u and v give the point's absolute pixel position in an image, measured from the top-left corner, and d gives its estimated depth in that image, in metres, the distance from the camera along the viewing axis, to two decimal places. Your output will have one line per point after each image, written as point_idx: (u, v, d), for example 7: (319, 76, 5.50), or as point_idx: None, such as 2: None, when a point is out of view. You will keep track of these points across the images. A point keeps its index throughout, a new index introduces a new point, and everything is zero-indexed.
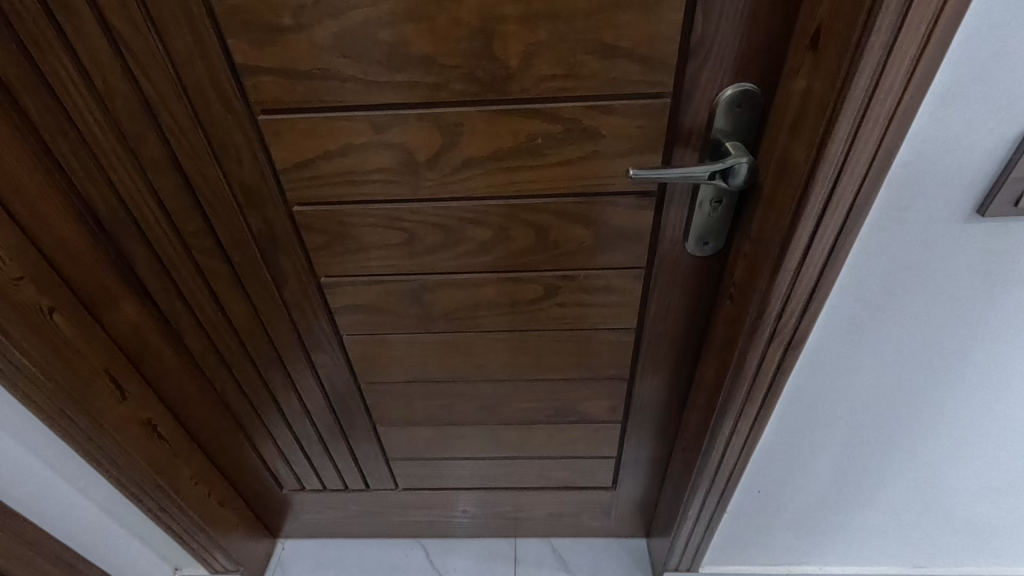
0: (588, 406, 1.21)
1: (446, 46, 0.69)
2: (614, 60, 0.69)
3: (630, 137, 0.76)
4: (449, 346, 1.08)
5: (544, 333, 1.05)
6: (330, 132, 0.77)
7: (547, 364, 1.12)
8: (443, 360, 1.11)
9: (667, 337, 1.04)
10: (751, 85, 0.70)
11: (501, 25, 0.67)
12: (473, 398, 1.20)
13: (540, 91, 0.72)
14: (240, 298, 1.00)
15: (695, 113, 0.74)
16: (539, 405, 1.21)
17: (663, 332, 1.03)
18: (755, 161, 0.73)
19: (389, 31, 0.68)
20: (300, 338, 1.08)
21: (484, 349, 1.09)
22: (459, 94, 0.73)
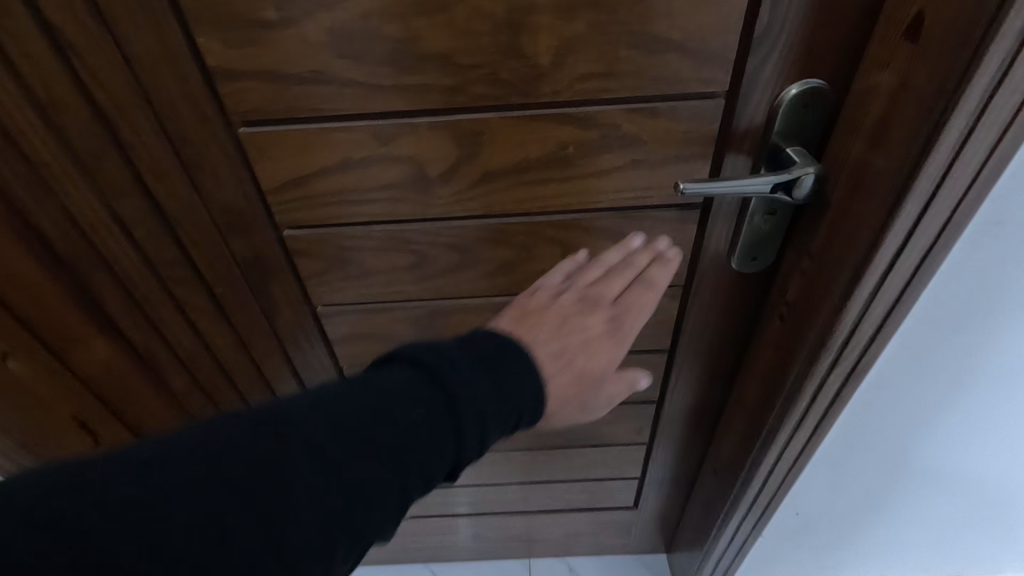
0: (610, 427, 1.12)
1: (464, 42, 0.57)
2: (664, 55, 0.59)
3: (677, 144, 0.66)
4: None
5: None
6: (325, 146, 0.65)
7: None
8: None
9: (703, 353, 0.95)
10: (819, 82, 0.60)
11: (532, 15, 0.56)
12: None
13: (575, 93, 0.61)
14: (226, 330, 0.88)
15: (751, 117, 0.63)
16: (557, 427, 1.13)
17: (698, 348, 0.94)
18: (823, 171, 0.63)
19: (395, 25, 0.56)
20: (295, 370, 0.97)
21: None
22: (479, 98, 0.61)
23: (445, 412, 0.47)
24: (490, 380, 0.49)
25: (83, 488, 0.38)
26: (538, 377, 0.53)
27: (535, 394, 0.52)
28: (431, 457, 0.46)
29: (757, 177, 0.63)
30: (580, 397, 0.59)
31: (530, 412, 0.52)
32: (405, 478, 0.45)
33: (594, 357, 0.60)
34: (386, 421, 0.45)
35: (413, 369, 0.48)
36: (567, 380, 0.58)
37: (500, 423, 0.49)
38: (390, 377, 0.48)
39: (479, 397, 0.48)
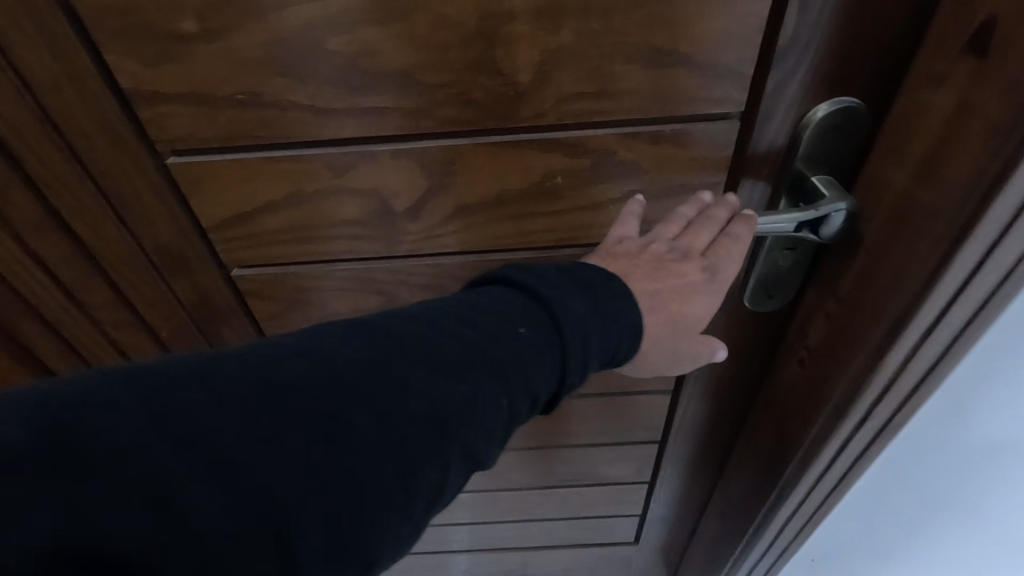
0: (608, 466, 1.03)
1: (428, 57, 0.47)
2: (668, 71, 0.49)
3: (682, 173, 0.56)
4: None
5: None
6: (270, 177, 0.56)
7: (560, 424, 0.95)
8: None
9: (710, 389, 0.85)
10: (852, 100, 0.50)
11: (509, 24, 0.46)
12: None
13: (562, 115, 0.52)
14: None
15: (771, 141, 0.54)
16: (550, 465, 1.04)
17: (705, 383, 0.85)
18: (854, 204, 0.53)
19: (343, 37, 0.46)
20: None
21: None
22: (448, 122, 0.52)
23: (550, 337, 0.42)
24: (594, 311, 0.45)
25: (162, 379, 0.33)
26: (639, 308, 0.47)
27: (635, 322, 0.47)
28: (531, 384, 0.41)
29: (778, 214, 0.54)
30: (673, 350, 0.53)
31: (626, 346, 0.47)
32: (506, 404, 0.40)
33: (692, 304, 0.52)
34: (492, 337, 0.40)
35: (516, 296, 0.44)
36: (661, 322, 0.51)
37: (601, 352, 0.45)
38: (487, 303, 0.43)
39: (584, 324, 0.43)
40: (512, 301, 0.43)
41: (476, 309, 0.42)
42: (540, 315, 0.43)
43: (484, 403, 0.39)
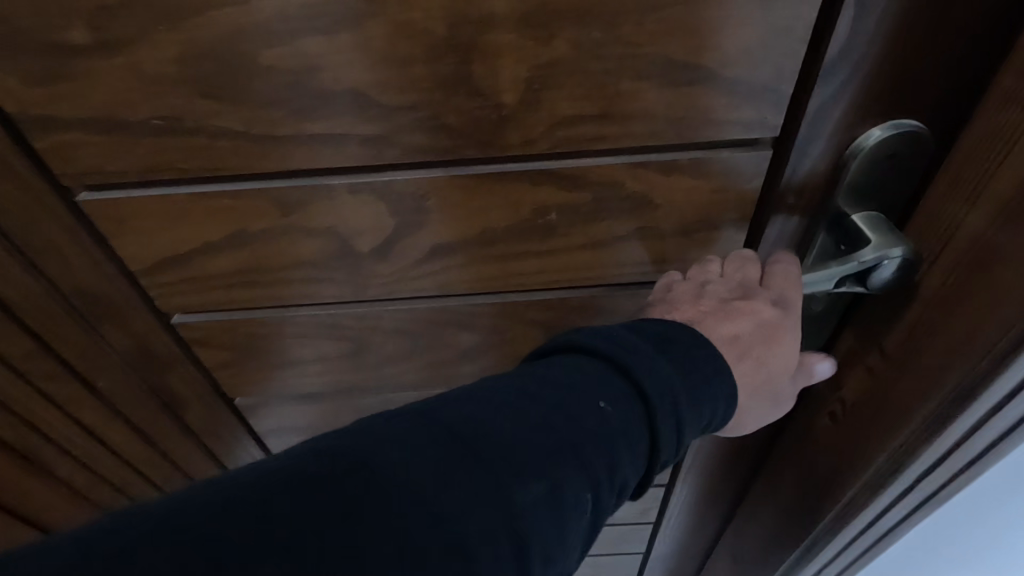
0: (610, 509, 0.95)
1: (388, 74, 0.38)
2: (688, 89, 0.39)
3: (702, 208, 0.47)
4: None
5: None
6: (205, 215, 0.46)
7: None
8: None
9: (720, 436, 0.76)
10: (914, 123, 0.41)
11: (489, 33, 0.36)
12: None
13: (557, 143, 0.42)
14: (95, 464, 0.61)
15: (809, 173, 0.44)
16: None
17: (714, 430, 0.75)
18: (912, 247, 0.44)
19: (280, 50, 0.36)
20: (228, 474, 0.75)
21: None
22: (417, 151, 0.42)
23: (636, 424, 0.37)
24: (682, 385, 0.39)
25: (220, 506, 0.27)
26: (734, 381, 0.42)
27: (730, 392, 0.42)
28: (618, 482, 0.36)
29: (818, 270, 0.45)
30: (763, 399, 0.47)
31: (716, 419, 0.42)
32: (591, 510, 0.35)
33: (779, 345, 0.45)
34: (575, 416, 0.35)
35: (598, 375, 0.37)
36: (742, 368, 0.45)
37: (692, 429, 0.40)
38: (568, 385, 0.36)
39: (673, 405, 0.38)
40: (595, 381, 0.37)
41: (556, 393, 0.36)
42: (624, 399, 0.37)
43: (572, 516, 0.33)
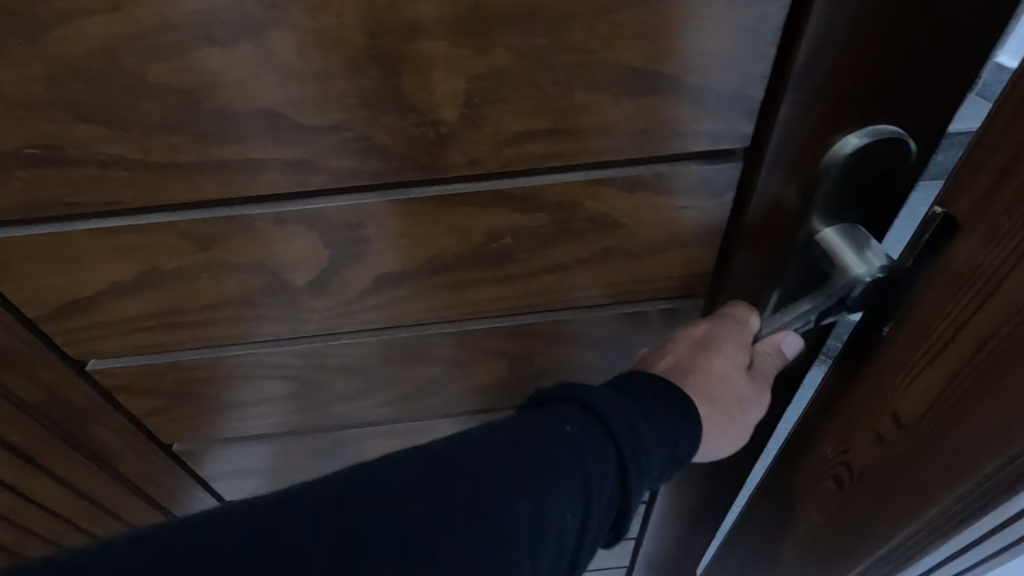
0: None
1: (303, 90, 0.33)
2: (648, 99, 0.35)
3: (670, 226, 0.43)
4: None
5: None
6: (109, 254, 0.40)
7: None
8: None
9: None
10: (896, 128, 0.36)
11: (417, 41, 0.31)
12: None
13: (506, 162, 0.38)
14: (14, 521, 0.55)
15: (783, 185, 0.40)
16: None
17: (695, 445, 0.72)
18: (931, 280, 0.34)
19: (170, 66, 0.31)
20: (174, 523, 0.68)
21: None
22: (346, 176, 0.37)
23: (606, 456, 0.36)
24: (650, 415, 0.38)
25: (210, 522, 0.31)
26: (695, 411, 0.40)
27: (690, 424, 0.40)
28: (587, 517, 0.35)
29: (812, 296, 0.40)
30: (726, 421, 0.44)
31: (688, 450, 0.40)
32: (557, 547, 0.34)
33: (721, 356, 0.42)
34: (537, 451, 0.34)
35: (566, 408, 0.37)
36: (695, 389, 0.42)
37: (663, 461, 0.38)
38: (533, 424, 0.36)
39: (641, 438, 0.37)
40: (561, 415, 0.36)
41: (520, 436, 0.35)
42: (594, 431, 0.36)
43: (533, 557, 0.33)
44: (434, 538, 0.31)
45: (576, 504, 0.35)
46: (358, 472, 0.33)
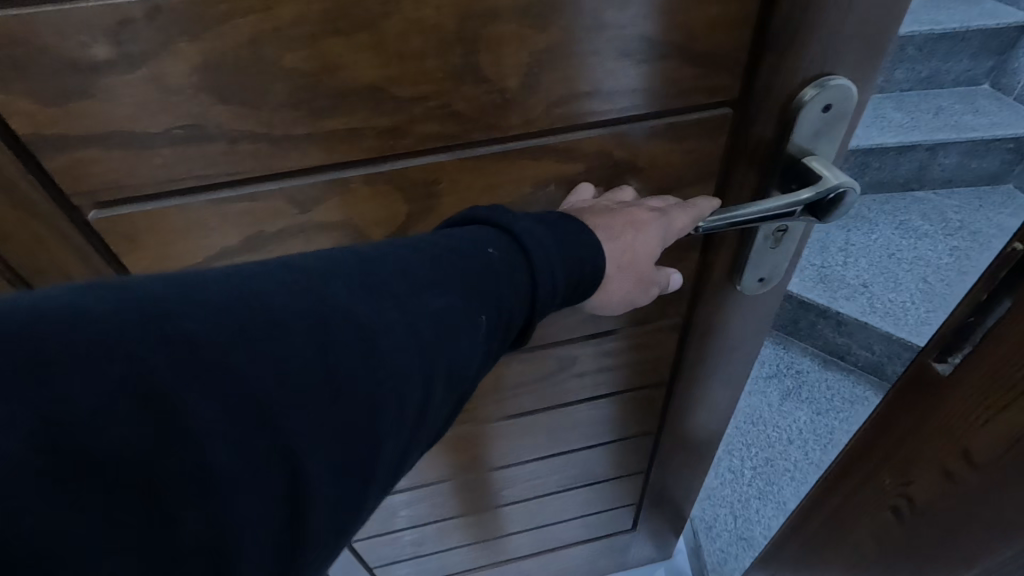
0: (599, 468, 1.02)
1: (401, 68, 0.41)
2: (662, 62, 0.45)
3: (678, 167, 0.54)
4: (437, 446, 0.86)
5: (526, 413, 0.85)
6: (221, 221, 0.47)
7: (545, 439, 0.91)
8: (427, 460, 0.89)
9: (690, 379, 0.83)
10: (840, 78, 0.49)
11: (491, 24, 0.41)
12: (475, 489, 0.98)
13: (554, 120, 0.47)
14: None
15: (762, 126, 0.52)
16: (545, 478, 1.01)
17: (687, 375, 0.83)
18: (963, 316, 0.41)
19: (300, 53, 0.39)
20: None
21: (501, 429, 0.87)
22: (429, 139, 0.46)
23: (515, 269, 0.42)
24: (561, 248, 0.44)
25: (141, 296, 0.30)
26: (601, 252, 0.47)
27: (597, 261, 0.47)
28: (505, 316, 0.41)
29: (780, 197, 0.53)
30: (637, 284, 0.53)
31: (591, 281, 0.47)
32: (471, 346, 0.39)
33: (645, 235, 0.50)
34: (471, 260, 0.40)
35: (484, 236, 0.42)
36: (617, 255, 0.49)
37: (565, 284, 0.44)
38: (454, 244, 0.41)
39: (551, 256, 0.43)
40: (484, 240, 0.42)
41: (438, 252, 0.39)
42: (514, 251, 0.42)
43: (460, 344, 0.38)
44: (351, 317, 0.33)
45: (488, 305, 0.40)
46: (273, 266, 0.34)
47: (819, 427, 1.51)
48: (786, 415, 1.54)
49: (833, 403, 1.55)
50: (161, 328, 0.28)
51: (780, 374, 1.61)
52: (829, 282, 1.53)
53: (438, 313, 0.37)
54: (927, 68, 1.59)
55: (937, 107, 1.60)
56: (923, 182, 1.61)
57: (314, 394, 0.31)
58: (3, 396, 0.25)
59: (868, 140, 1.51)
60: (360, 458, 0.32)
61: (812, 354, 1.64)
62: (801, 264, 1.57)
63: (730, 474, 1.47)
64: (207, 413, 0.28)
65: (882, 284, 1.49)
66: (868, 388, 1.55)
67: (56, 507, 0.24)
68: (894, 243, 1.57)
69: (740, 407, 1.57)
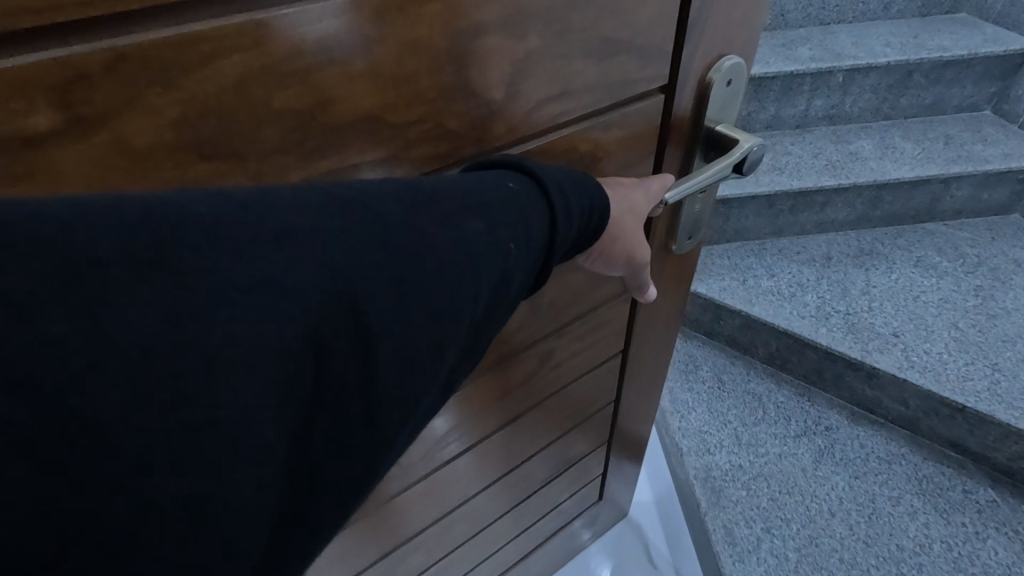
0: (542, 472, 1.03)
1: (396, 93, 0.39)
2: (613, 58, 0.50)
3: (628, 150, 0.59)
4: (402, 502, 0.78)
5: (448, 463, 0.80)
6: None
7: (476, 476, 0.88)
8: (357, 545, 0.78)
9: (637, 337, 0.90)
10: (736, 56, 0.59)
11: (479, 38, 0.41)
12: (441, 537, 0.92)
13: (534, 125, 0.49)
14: None
15: (687, 104, 0.60)
16: (502, 497, 0.98)
17: (639, 333, 0.89)
18: None
19: (291, 90, 0.35)
20: None
21: (487, 445, 0.84)
22: (424, 164, 0.44)
23: (533, 205, 0.40)
24: (573, 186, 0.43)
25: (226, 204, 0.30)
26: (604, 191, 0.46)
27: (600, 197, 0.45)
28: (532, 249, 0.40)
29: (716, 161, 0.61)
30: (635, 241, 0.53)
31: (600, 226, 0.46)
32: (508, 272, 0.38)
33: (624, 189, 0.52)
34: (492, 192, 0.39)
35: (504, 171, 0.41)
36: (616, 203, 0.51)
37: (579, 219, 0.43)
38: (475, 180, 0.39)
39: (563, 189, 0.42)
40: (503, 174, 0.41)
41: (460, 181, 0.39)
42: (530, 185, 0.41)
43: (502, 267, 0.38)
44: (415, 230, 0.34)
45: (518, 233, 0.38)
46: (328, 187, 0.34)
47: (859, 494, 1.34)
48: (824, 481, 1.36)
49: (869, 464, 1.38)
50: (250, 220, 0.30)
51: (810, 432, 1.44)
52: (857, 332, 1.43)
53: (479, 236, 0.37)
54: (932, 95, 1.65)
55: (947, 134, 1.65)
56: (934, 214, 1.66)
57: (392, 289, 0.33)
58: (122, 272, 0.27)
59: (885, 176, 1.52)
60: (431, 359, 0.34)
61: (840, 406, 1.49)
62: (824, 311, 1.47)
63: (774, 559, 1.25)
64: (309, 298, 0.30)
65: (913, 332, 1.43)
66: (902, 445, 1.42)
67: (200, 367, 0.27)
68: (914, 283, 1.54)
69: (773, 473, 1.37)
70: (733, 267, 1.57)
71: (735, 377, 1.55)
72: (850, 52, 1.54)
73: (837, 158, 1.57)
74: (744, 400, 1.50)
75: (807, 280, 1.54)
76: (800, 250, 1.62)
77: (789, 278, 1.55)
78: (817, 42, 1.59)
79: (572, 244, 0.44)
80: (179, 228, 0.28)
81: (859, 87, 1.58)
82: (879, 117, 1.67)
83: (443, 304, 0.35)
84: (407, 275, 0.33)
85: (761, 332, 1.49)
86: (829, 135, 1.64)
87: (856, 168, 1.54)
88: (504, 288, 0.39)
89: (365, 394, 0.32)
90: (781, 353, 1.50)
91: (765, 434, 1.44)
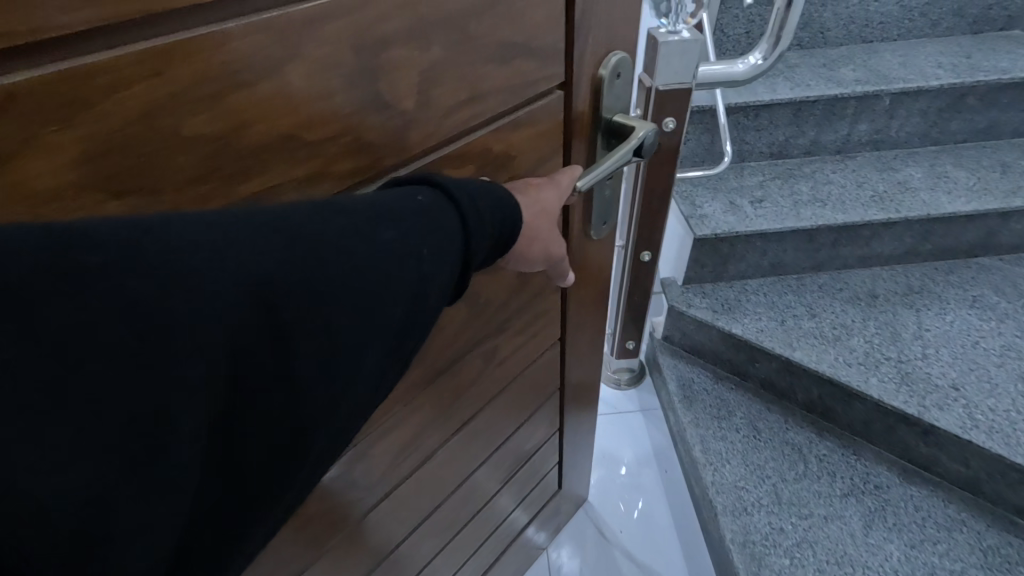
0: (495, 478, 1.03)
1: (310, 109, 0.40)
2: (512, 62, 0.53)
3: (538, 147, 0.63)
4: (372, 525, 0.77)
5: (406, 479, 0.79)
6: None
7: (433, 489, 0.87)
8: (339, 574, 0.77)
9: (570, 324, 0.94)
10: (619, 52, 0.65)
11: (386, 51, 0.42)
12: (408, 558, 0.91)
13: (450, 130, 0.51)
14: None
15: (585, 100, 0.64)
16: (476, 492, 0.99)
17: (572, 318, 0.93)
18: None
19: (204, 116, 0.34)
20: None
21: (446, 456, 0.85)
22: (348, 177, 0.44)
23: (445, 219, 0.40)
24: (482, 196, 0.44)
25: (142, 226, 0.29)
26: (512, 205, 0.46)
27: (513, 213, 0.46)
28: (445, 263, 0.40)
29: (619, 148, 0.66)
30: (551, 236, 0.56)
31: (514, 231, 0.46)
32: (427, 281, 0.39)
33: (538, 189, 0.56)
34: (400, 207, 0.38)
35: (412, 188, 0.41)
36: (530, 206, 0.54)
37: (494, 224, 0.44)
38: (386, 199, 0.39)
39: (474, 201, 0.43)
40: (412, 190, 0.40)
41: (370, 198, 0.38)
42: (440, 199, 0.41)
43: (420, 277, 0.38)
44: (333, 243, 0.34)
45: (432, 243, 0.39)
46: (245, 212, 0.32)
47: (920, 569, 1.13)
48: (875, 552, 1.16)
49: (926, 531, 1.18)
50: (168, 239, 0.29)
51: (858, 492, 1.26)
52: (913, 383, 1.27)
53: (392, 245, 0.37)
54: (985, 119, 1.56)
55: (1004, 163, 1.54)
56: (988, 248, 1.53)
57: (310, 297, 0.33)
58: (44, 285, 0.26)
59: (938, 208, 1.40)
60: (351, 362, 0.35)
61: (890, 463, 1.31)
62: (873, 358, 1.32)
63: None
64: (226, 303, 0.30)
65: (974, 386, 1.26)
66: (962, 509, 1.22)
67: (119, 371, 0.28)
68: (970, 326, 1.38)
69: (818, 539, 1.19)
70: (770, 305, 1.47)
71: (772, 425, 1.40)
72: (897, 74, 1.50)
73: (884, 188, 1.48)
74: (784, 452, 1.34)
75: (853, 322, 1.41)
76: (842, 287, 1.50)
77: (831, 320, 1.42)
78: (860, 62, 1.57)
79: (485, 256, 0.45)
80: (88, 253, 0.27)
81: (906, 112, 1.51)
82: (926, 143, 1.60)
83: (362, 313, 0.35)
84: (325, 278, 0.33)
85: (802, 378, 1.36)
86: (873, 162, 1.57)
87: (906, 201, 1.43)
88: (421, 305, 0.39)
89: (280, 404, 0.33)
90: (823, 400, 1.36)
91: (809, 493, 1.26)
